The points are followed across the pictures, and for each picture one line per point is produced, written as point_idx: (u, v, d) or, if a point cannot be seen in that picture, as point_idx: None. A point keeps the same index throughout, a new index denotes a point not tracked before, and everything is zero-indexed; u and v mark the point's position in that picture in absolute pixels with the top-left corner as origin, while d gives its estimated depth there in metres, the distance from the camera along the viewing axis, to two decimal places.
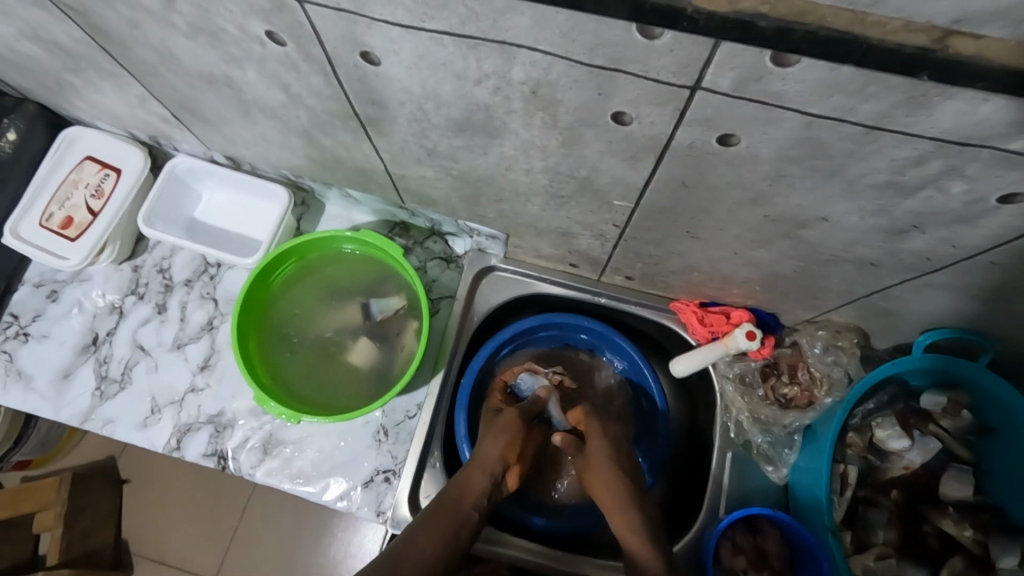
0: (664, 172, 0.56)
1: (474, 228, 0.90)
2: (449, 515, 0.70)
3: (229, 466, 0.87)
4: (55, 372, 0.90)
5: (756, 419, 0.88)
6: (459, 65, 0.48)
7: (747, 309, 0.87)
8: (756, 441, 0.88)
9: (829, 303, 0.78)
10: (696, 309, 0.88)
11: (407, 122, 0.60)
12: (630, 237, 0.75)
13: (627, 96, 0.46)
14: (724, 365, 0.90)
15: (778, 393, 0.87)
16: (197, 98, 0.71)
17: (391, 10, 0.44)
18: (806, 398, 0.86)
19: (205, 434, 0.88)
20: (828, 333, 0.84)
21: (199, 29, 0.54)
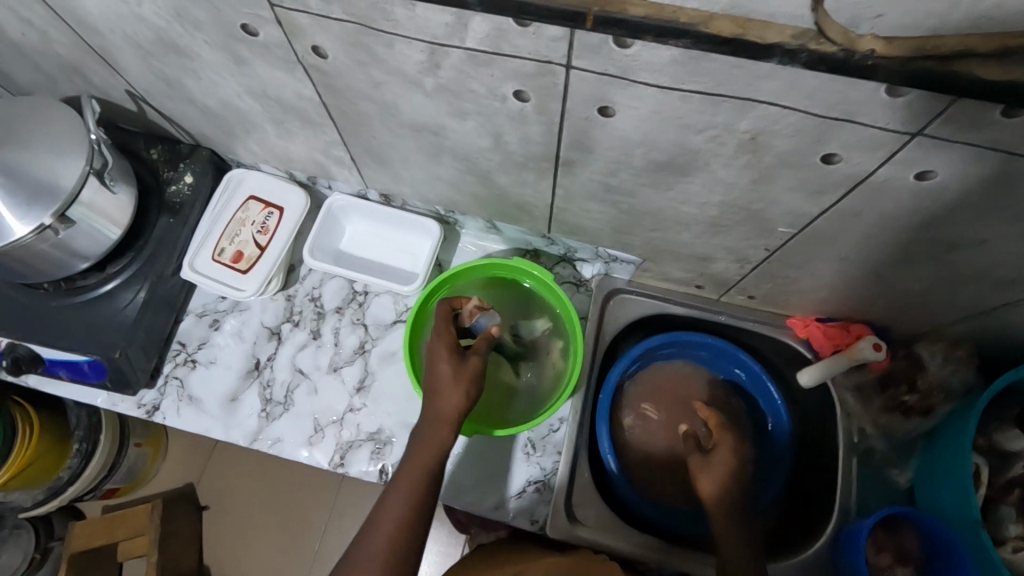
0: (844, 204, 0.64)
1: (611, 256, 0.97)
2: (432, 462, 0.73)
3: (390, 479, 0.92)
4: (223, 396, 0.97)
5: (878, 426, 0.94)
6: (693, 117, 0.56)
7: (864, 323, 0.94)
8: (879, 447, 0.94)
9: (951, 315, 0.85)
10: (817, 324, 0.95)
11: (604, 163, 0.69)
12: (772, 260, 0.83)
13: (843, 141, 0.55)
14: (842, 376, 0.97)
15: (897, 400, 0.92)
16: (389, 143, 0.79)
17: (653, 74, 0.52)
18: (925, 406, 0.90)
19: (365, 450, 0.93)
20: (944, 344, 0.90)
21: (444, 88, 0.63)
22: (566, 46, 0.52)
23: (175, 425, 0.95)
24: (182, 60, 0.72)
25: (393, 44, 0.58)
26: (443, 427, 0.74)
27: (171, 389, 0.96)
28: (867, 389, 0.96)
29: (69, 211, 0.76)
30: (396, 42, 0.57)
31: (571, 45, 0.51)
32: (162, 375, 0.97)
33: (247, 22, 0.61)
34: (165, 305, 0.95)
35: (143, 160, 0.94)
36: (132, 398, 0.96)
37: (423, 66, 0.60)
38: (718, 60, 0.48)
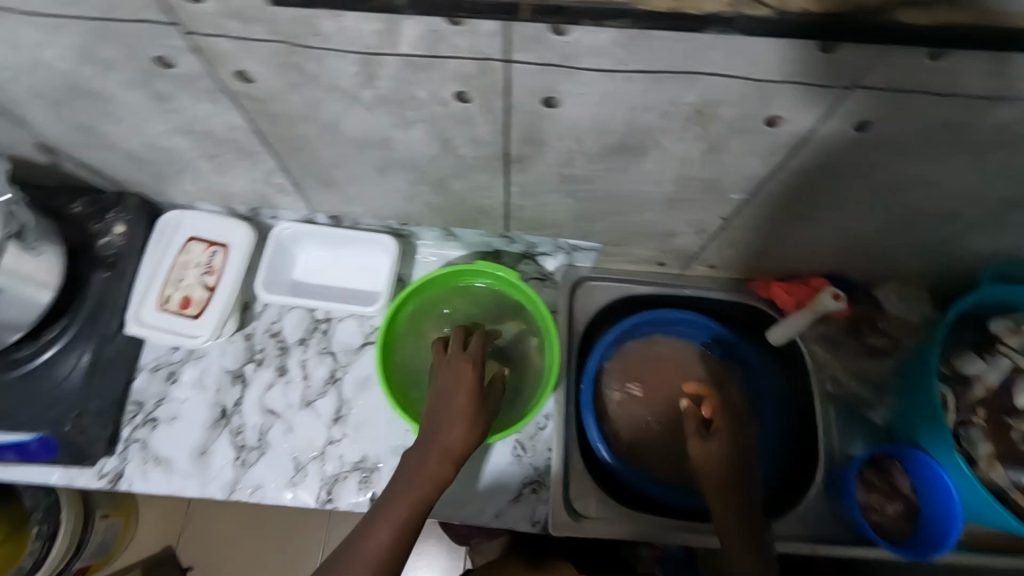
0: (791, 163, 0.66)
1: (573, 246, 0.98)
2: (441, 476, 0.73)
3: None
4: (191, 451, 0.91)
5: (848, 372, 0.97)
6: (639, 96, 0.56)
7: (824, 279, 0.97)
8: (852, 391, 0.97)
9: (901, 256, 0.89)
10: (780, 284, 0.98)
11: (557, 154, 0.68)
12: (730, 228, 0.84)
13: (785, 102, 0.56)
14: (810, 330, 1.00)
15: (866, 343, 0.97)
16: (333, 162, 0.76)
17: (596, 58, 0.52)
18: (890, 343, 0.96)
19: (353, 481, 0.90)
20: (898, 285, 0.97)
21: (384, 99, 0.60)
22: (505, 40, 0.50)
23: (143, 490, 0.89)
24: (96, 104, 0.67)
25: (324, 59, 0.55)
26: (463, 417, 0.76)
27: (133, 452, 0.90)
28: (832, 338, 0.99)
29: None
30: (327, 57, 0.55)
31: (509, 39, 0.50)
32: (121, 440, 0.91)
33: (163, 55, 0.58)
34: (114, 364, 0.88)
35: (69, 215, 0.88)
36: (91, 469, 0.89)
37: (359, 79, 0.57)
38: (658, 36, 0.48)
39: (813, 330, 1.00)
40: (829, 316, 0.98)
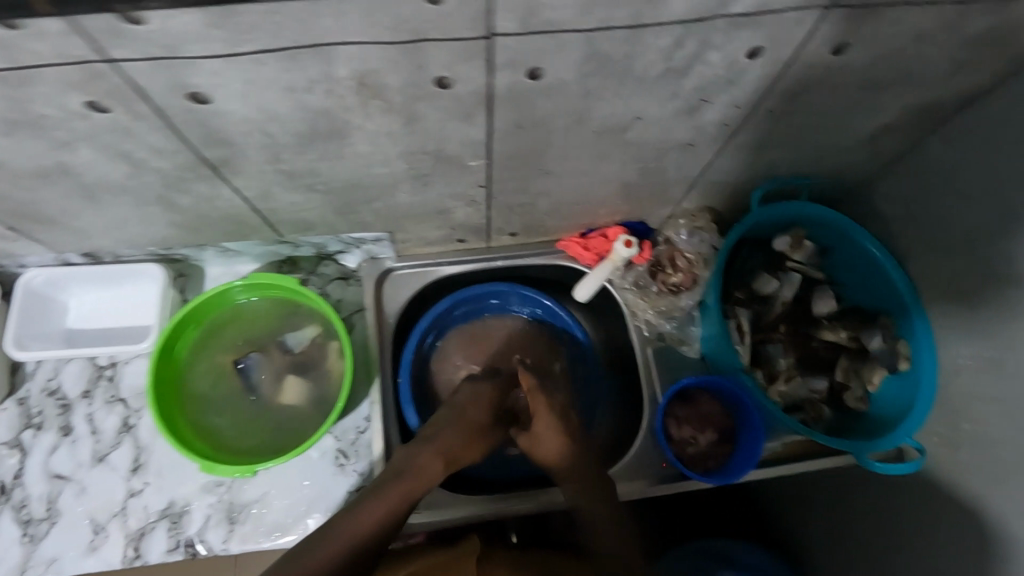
0: (498, 121, 0.64)
1: (359, 239, 0.91)
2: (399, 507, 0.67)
3: (199, 550, 0.84)
4: None
5: (659, 312, 0.98)
6: (284, 77, 0.52)
7: (620, 224, 0.97)
8: (666, 331, 0.98)
9: (675, 196, 0.90)
10: (579, 239, 0.97)
11: (257, 150, 0.63)
12: (497, 194, 0.82)
13: (438, 61, 0.53)
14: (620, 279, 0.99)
15: (668, 283, 0.97)
16: (28, 199, 0.69)
17: (203, 44, 0.47)
18: (690, 278, 0.97)
19: (154, 528, 0.84)
20: (687, 220, 0.97)
21: (13, 122, 0.54)
22: (86, 36, 0.45)
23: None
24: None
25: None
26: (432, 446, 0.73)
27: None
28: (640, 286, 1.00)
29: None
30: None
31: (89, 35, 0.45)
32: None
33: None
34: None
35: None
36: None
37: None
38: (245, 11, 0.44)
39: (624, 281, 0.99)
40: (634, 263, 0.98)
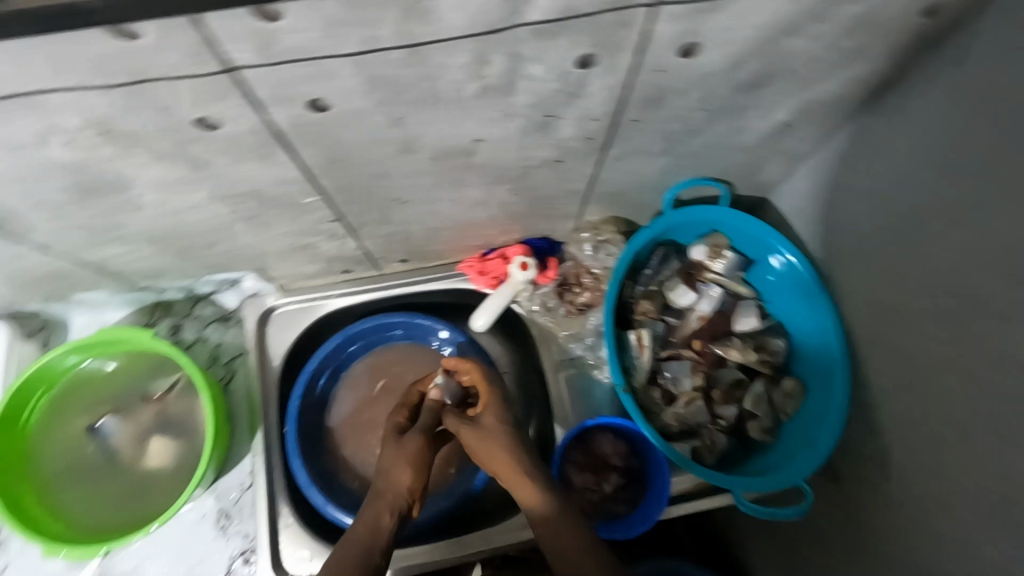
0: (649, 80, 0.52)
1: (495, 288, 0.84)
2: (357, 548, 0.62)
3: (233, 526, 0.81)
4: None
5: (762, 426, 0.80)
6: (414, 82, 0.45)
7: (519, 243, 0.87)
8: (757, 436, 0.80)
9: (882, 305, 0.68)
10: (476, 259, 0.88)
11: (375, 163, 0.56)
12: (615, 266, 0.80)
13: (593, 31, 0.44)
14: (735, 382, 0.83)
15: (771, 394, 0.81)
16: (181, 233, 0.64)
17: (329, 42, 0.39)
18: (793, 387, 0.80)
19: (213, 540, 0.80)
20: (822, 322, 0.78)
21: (92, 137, 0.45)
22: (209, 28, 0.36)
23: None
24: None
25: (18, 114, 0.41)
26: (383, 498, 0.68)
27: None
28: (777, 400, 0.81)
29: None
30: (23, 106, 0.40)
31: (213, 29, 0.36)
32: None
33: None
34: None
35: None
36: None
37: (86, 129, 0.44)
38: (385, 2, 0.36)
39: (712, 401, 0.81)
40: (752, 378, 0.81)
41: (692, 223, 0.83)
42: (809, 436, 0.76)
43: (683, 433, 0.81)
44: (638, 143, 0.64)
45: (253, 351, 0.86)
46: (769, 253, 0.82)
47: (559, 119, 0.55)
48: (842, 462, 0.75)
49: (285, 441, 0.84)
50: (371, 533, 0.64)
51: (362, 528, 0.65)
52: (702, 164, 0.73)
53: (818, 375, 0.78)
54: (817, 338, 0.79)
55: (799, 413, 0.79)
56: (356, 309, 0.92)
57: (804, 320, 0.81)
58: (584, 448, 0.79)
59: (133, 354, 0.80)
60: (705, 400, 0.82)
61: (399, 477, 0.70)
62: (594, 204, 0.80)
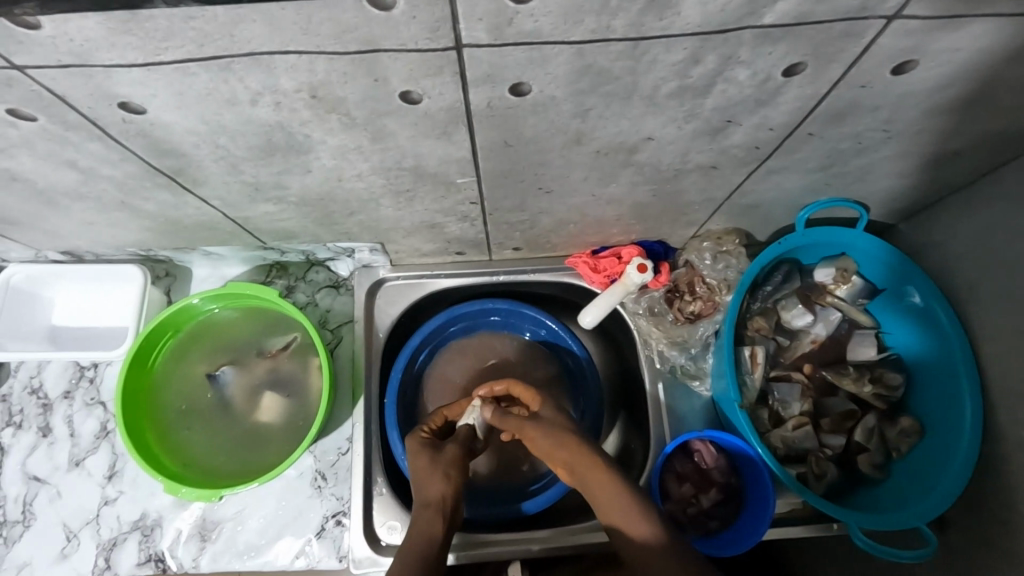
0: (846, 95, 0.50)
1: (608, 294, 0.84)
2: (416, 551, 0.63)
3: (327, 487, 0.83)
4: (91, 435, 0.84)
5: (874, 463, 0.78)
6: (620, 75, 0.45)
7: (635, 243, 0.86)
8: (868, 474, 0.78)
9: None
10: (587, 258, 0.87)
11: (544, 150, 0.56)
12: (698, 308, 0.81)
13: (816, 40, 0.43)
14: (846, 411, 0.80)
15: (885, 432, 0.78)
16: (331, 199, 0.66)
17: (564, 27, 0.39)
18: (913, 427, 0.77)
19: (308, 498, 0.83)
20: (951, 364, 0.74)
21: (299, 99, 0.46)
22: (459, 4, 0.37)
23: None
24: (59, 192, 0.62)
25: (247, 71, 0.42)
26: (428, 509, 0.68)
27: (79, 503, 0.81)
28: (892, 436, 0.78)
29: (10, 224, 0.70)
30: (254, 65, 0.41)
31: (462, 6, 0.37)
32: (17, 430, 0.84)
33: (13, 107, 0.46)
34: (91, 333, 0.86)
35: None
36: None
37: (298, 92, 0.45)
38: None
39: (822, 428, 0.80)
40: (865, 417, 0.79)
41: (821, 244, 0.79)
42: (928, 480, 0.73)
43: (789, 457, 0.79)
44: (799, 157, 0.62)
45: (361, 322, 0.87)
46: (901, 284, 0.78)
47: (736, 126, 0.54)
48: (959, 508, 0.72)
49: (384, 412, 0.85)
50: (424, 539, 0.64)
51: (416, 536, 0.65)
52: (852, 184, 0.71)
53: (944, 417, 0.75)
54: (946, 379, 0.75)
55: (915, 453, 0.77)
56: (460, 291, 0.93)
57: (931, 358, 0.77)
58: (687, 459, 0.80)
59: (251, 309, 0.83)
60: (814, 426, 0.80)
61: (433, 486, 0.70)
62: (722, 214, 0.78)
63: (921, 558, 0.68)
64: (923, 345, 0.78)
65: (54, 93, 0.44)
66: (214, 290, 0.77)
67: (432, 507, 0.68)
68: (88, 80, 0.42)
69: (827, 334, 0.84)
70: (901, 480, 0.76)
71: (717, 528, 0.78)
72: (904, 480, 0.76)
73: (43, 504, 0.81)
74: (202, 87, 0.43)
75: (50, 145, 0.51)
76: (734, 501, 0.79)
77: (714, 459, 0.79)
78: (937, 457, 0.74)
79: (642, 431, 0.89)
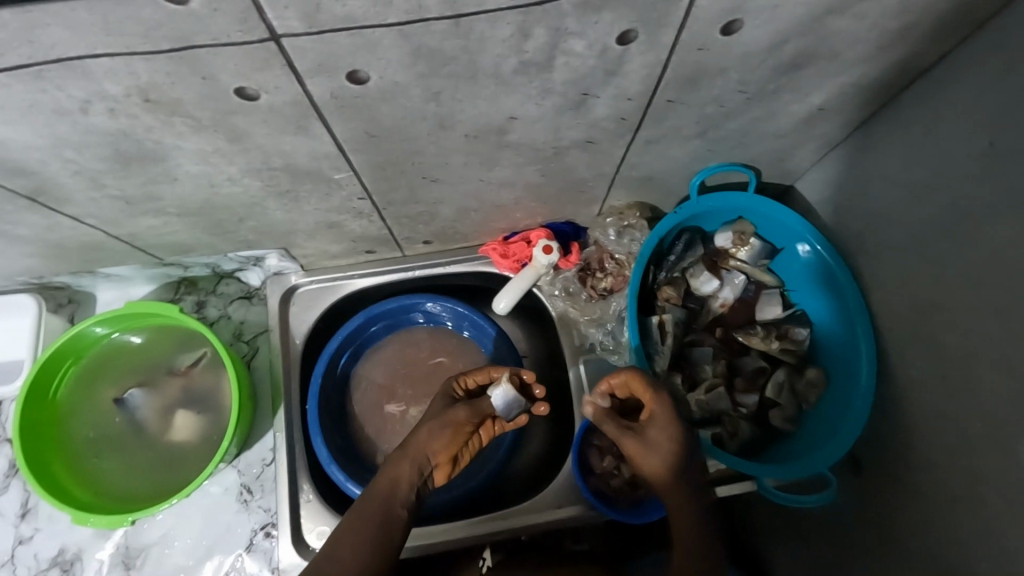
0: (690, 58, 0.51)
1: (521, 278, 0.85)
2: (377, 504, 0.67)
3: (253, 501, 0.81)
4: (0, 474, 0.81)
5: (785, 416, 0.80)
6: (456, 55, 0.45)
7: (543, 226, 0.87)
8: (780, 428, 0.80)
9: (914, 293, 0.67)
10: (498, 245, 0.87)
11: (411, 138, 0.56)
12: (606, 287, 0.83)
13: (639, 6, 0.44)
14: (756, 370, 0.83)
15: (792, 385, 0.81)
16: (213, 206, 0.65)
17: (378, 10, 0.39)
18: (817, 377, 0.80)
19: (236, 513, 0.81)
20: (845, 312, 0.77)
21: (134, 104, 0.45)
22: None
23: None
24: None
25: (64, 78, 0.41)
26: (405, 460, 0.70)
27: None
28: (800, 388, 0.81)
29: None
30: (70, 71, 0.40)
31: None
32: None
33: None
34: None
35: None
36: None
37: (130, 97, 0.44)
38: None
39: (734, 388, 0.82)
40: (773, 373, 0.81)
41: (718, 210, 0.82)
42: (832, 426, 0.75)
43: (705, 420, 0.80)
44: (671, 125, 0.63)
45: (276, 330, 0.87)
46: (795, 241, 0.81)
47: (594, 98, 0.55)
48: (865, 450, 0.75)
49: (307, 418, 0.84)
50: (392, 484, 0.68)
51: (382, 486, 0.68)
52: (734, 148, 0.72)
53: (843, 364, 0.77)
54: (842, 328, 0.78)
55: (821, 402, 0.79)
56: (377, 290, 0.92)
57: (827, 309, 0.80)
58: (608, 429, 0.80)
59: (156, 329, 0.81)
60: (727, 386, 0.82)
61: (437, 442, 0.72)
62: (619, 189, 0.79)
63: (824, 500, 0.70)
64: (820, 297, 0.81)
65: None
66: (110, 312, 0.75)
67: (411, 460, 0.70)
68: None
69: (735, 297, 0.86)
70: (809, 430, 0.79)
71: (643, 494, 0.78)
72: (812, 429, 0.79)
73: None
74: (23, 98, 0.42)
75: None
76: None
77: None
78: (838, 403, 0.76)
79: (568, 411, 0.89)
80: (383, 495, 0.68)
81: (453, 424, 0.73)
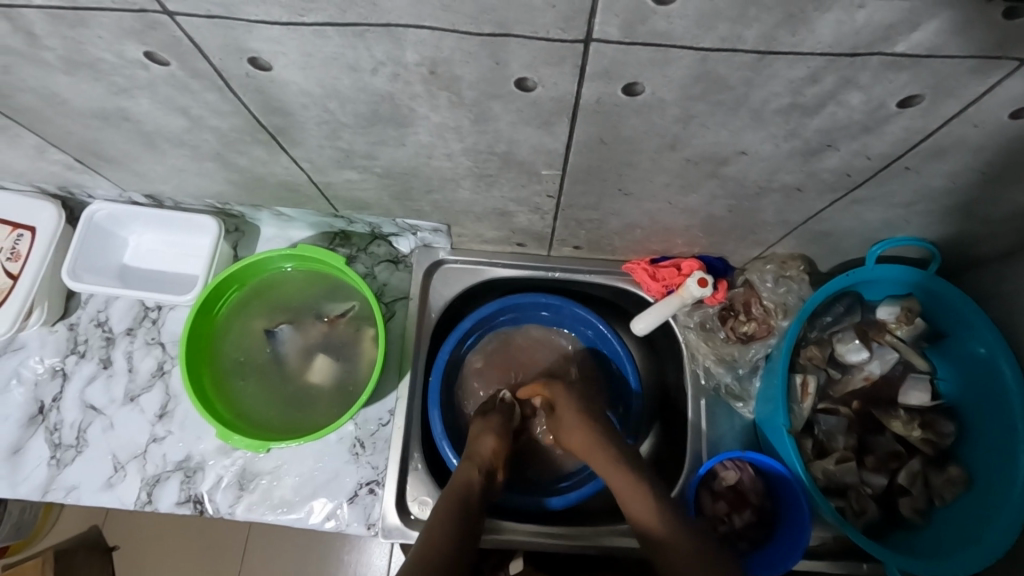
0: (955, 131, 0.50)
1: (669, 301, 0.84)
2: (455, 507, 0.69)
3: (363, 454, 0.84)
4: (149, 372, 0.88)
5: (917, 509, 0.77)
6: (735, 86, 0.46)
7: (696, 258, 0.85)
8: (908, 518, 0.77)
9: None
10: (647, 266, 0.86)
11: (634, 152, 0.57)
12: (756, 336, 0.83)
13: (938, 75, 0.44)
14: (894, 453, 0.79)
15: (927, 478, 0.77)
16: (413, 176, 0.67)
17: (697, 32, 0.40)
18: (961, 477, 0.75)
19: (345, 463, 0.84)
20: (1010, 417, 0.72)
21: (415, 72, 0.47)
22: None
23: (102, 502, 0.83)
24: (159, 139, 0.65)
25: (378, 40, 0.44)
26: (470, 461, 0.76)
27: (128, 436, 0.85)
28: (937, 485, 0.76)
29: (105, 160, 0.73)
30: (388, 35, 0.43)
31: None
32: (79, 357, 0.88)
33: (151, 50, 0.48)
34: (154, 276, 0.88)
35: (26, 179, 0.84)
36: (28, 463, 0.84)
37: (418, 67, 0.46)
38: (776, 6, 0.38)
39: (866, 465, 0.80)
40: (912, 461, 0.78)
41: (889, 280, 0.78)
42: (972, 531, 0.72)
43: (829, 489, 0.79)
44: (888, 191, 0.62)
45: (416, 299, 0.89)
46: (966, 332, 0.76)
47: (833, 151, 0.54)
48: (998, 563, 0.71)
49: (428, 392, 0.87)
50: (462, 483, 0.73)
51: (457, 481, 0.74)
52: (935, 224, 0.70)
53: (994, 470, 0.73)
54: (1001, 434, 0.73)
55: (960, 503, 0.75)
56: (515, 281, 0.93)
57: (985, 410, 0.76)
58: (733, 472, 0.80)
59: (315, 272, 0.86)
60: (857, 461, 0.80)
61: (481, 445, 0.79)
62: (793, 240, 0.77)
63: None
64: (980, 395, 0.76)
65: (193, 40, 0.46)
66: (293, 250, 0.80)
67: (473, 460, 0.76)
68: (226, 33, 0.45)
69: (880, 372, 0.81)
70: (939, 528, 0.75)
71: (747, 550, 0.78)
72: (943, 528, 0.75)
73: (95, 431, 0.85)
74: (332, 50, 0.45)
75: (172, 89, 0.54)
76: (768, 523, 0.79)
77: (752, 480, 0.79)
78: (982, 510, 0.72)
79: (680, 445, 0.88)
80: (458, 494, 0.71)
81: (498, 431, 0.81)
